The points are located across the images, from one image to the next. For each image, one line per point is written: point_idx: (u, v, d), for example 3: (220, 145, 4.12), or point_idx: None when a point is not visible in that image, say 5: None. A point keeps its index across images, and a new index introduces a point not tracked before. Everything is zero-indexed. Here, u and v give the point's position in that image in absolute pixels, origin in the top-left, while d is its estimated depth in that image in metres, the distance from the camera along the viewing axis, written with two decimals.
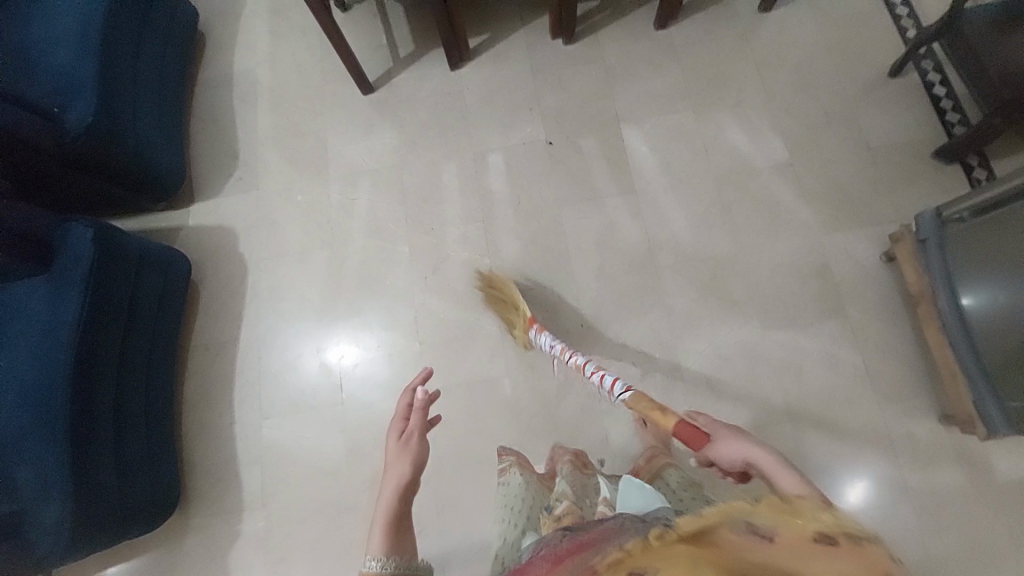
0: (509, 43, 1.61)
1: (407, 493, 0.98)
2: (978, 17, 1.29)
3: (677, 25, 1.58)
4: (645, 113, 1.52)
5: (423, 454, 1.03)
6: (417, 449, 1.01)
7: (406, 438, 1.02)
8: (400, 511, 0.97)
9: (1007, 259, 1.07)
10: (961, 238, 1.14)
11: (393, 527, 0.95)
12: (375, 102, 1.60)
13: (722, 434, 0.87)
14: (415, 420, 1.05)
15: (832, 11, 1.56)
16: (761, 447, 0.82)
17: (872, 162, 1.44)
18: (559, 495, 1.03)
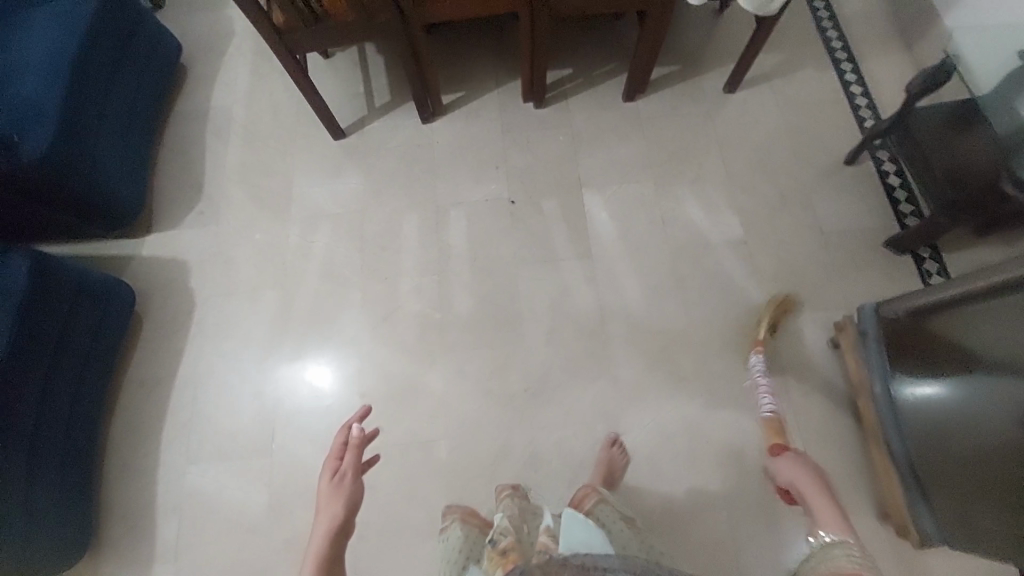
0: (481, 101, 1.65)
1: (339, 535, 0.95)
2: (930, 116, 1.33)
3: (644, 99, 1.64)
4: (608, 181, 1.55)
5: (357, 494, 1.00)
6: (350, 489, 0.99)
7: (340, 478, 1.00)
8: (332, 556, 0.93)
9: (931, 365, 1.06)
10: (894, 336, 1.16)
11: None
12: (346, 148, 1.62)
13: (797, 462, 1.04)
14: (349, 459, 1.02)
15: (793, 98, 1.63)
16: (810, 480, 0.99)
17: (824, 247, 1.46)
18: (501, 529, 1.00)
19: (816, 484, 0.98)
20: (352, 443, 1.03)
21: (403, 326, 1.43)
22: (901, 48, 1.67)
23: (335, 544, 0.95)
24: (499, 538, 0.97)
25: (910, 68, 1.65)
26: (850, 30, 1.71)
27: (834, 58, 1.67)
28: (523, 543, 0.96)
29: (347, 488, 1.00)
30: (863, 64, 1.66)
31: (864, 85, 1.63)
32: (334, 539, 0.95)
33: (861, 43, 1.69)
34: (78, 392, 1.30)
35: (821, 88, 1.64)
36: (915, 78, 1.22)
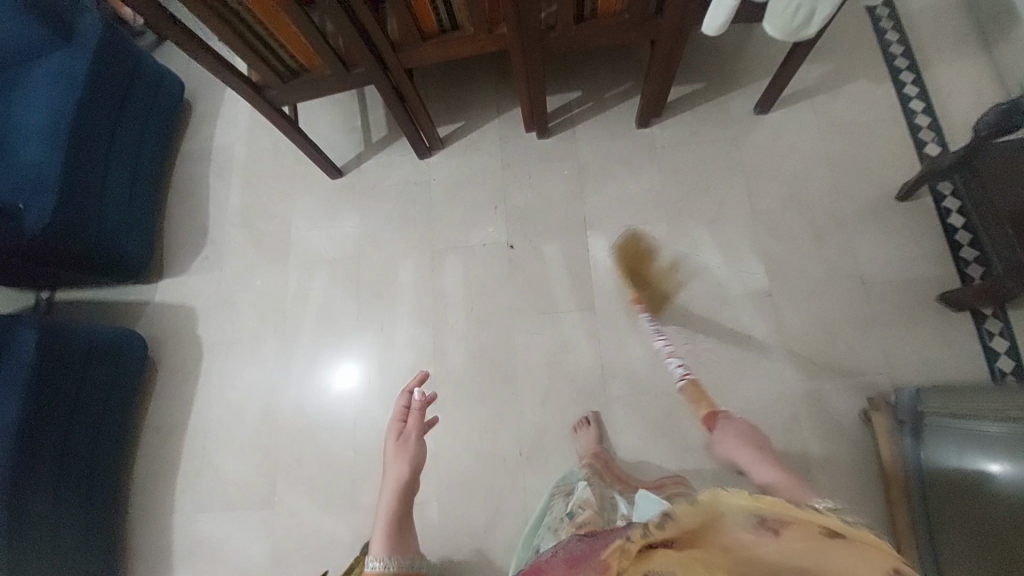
0: (482, 133, 1.54)
1: (406, 492, 1.07)
2: (1001, 154, 1.13)
3: (661, 124, 1.48)
4: (616, 222, 1.42)
5: (420, 456, 1.08)
6: (413, 450, 1.06)
7: (404, 440, 1.07)
8: (399, 508, 1.07)
9: (959, 484, 0.95)
10: (933, 439, 1.03)
11: (395, 528, 1.06)
12: (341, 188, 1.56)
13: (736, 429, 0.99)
14: (412, 423, 1.09)
15: (839, 117, 1.42)
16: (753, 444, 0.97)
17: (864, 300, 1.28)
18: (580, 501, 1.10)
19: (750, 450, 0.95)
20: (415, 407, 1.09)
21: (397, 381, 1.40)
22: (973, 54, 1.43)
23: (403, 499, 1.07)
24: (578, 513, 1.07)
25: (984, 79, 1.41)
26: (914, 32, 1.46)
27: (892, 67, 1.44)
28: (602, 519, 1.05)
29: (412, 447, 1.08)
30: (928, 74, 1.42)
31: (926, 100, 1.41)
32: (401, 496, 1.07)
33: (926, 48, 1.45)
34: (96, 448, 1.34)
35: (874, 104, 1.41)
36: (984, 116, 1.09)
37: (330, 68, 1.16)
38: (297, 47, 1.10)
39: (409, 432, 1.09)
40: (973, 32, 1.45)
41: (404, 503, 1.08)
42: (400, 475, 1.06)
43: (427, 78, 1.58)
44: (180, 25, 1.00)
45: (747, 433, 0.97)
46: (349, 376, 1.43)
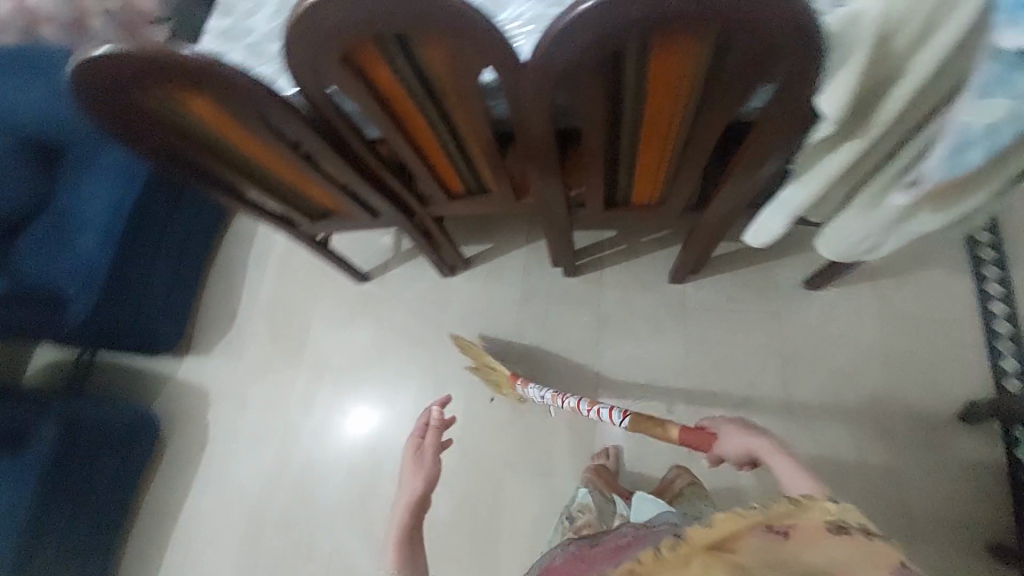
0: (508, 260, 1.51)
1: (419, 507, 0.98)
2: None
3: (696, 282, 1.38)
4: (629, 387, 1.35)
5: (435, 473, 1.01)
6: (429, 466, 1.01)
7: (419, 455, 1.02)
8: (409, 526, 0.97)
9: None
10: None
11: (403, 546, 0.95)
12: (361, 295, 1.57)
13: (726, 427, 0.88)
14: (430, 439, 1.04)
15: (900, 309, 1.27)
16: (757, 437, 0.82)
17: (901, 534, 1.14)
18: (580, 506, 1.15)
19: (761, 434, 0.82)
20: (433, 424, 1.05)
21: (381, 513, 1.38)
22: None
23: (415, 517, 0.97)
24: (576, 516, 1.13)
25: None
26: (1006, 218, 1.28)
27: (974, 257, 1.27)
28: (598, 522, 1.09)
29: (427, 464, 1.02)
30: (1015, 272, 1.25)
31: (1010, 303, 1.24)
32: (412, 509, 0.98)
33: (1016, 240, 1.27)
34: (92, 530, 1.36)
35: (945, 301, 1.26)
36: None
37: (355, 212, 1.15)
38: (322, 196, 1.10)
39: (427, 445, 1.05)
40: None
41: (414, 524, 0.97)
42: (411, 492, 0.99)
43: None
44: (220, 182, 1.01)
45: (742, 424, 0.86)
46: (363, 419, 1.46)
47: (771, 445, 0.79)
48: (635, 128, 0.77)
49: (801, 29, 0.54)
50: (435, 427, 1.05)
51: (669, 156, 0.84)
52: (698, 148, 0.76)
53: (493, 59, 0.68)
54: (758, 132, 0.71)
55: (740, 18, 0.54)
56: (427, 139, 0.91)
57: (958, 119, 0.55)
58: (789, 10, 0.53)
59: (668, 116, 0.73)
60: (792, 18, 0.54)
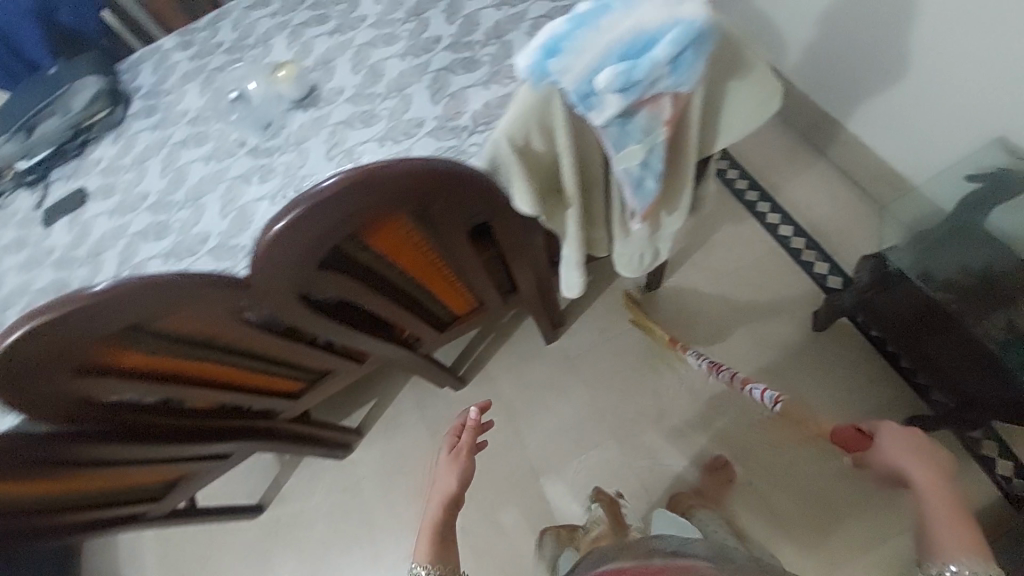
0: (398, 406, 1.47)
1: (453, 505, 0.97)
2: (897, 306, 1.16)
3: (567, 332, 1.45)
4: (564, 461, 1.34)
5: (469, 472, 1.01)
6: (464, 465, 1.01)
7: (454, 452, 1.03)
8: (444, 525, 0.94)
9: None
10: None
11: (437, 540, 0.92)
12: (268, 527, 1.42)
13: (886, 433, 0.88)
14: (467, 436, 1.05)
15: (723, 268, 1.45)
16: (923, 461, 0.81)
17: (836, 454, 1.23)
18: (594, 516, 1.12)
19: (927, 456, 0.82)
20: (469, 424, 1.06)
21: None
22: (811, 162, 1.52)
23: (450, 512, 0.96)
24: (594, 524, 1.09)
25: (831, 180, 1.49)
26: (750, 160, 1.55)
27: (746, 201, 1.51)
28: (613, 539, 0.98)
29: (461, 464, 1.02)
30: (781, 196, 1.50)
31: (793, 221, 1.47)
32: (443, 508, 0.96)
33: (767, 172, 1.54)
34: None
35: (749, 244, 1.46)
36: (860, 273, 1.20)
37: (201, 466, 1.05)
38: (154, 475, 0.98)
39: (461, 447, 1.05)
40: (802, 141, 1.54)
41: (446, 521, 0.94)
42: (448, 488, 0.98)
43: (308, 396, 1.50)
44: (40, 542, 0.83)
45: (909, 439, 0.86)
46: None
47: (935, 489, 0.76)
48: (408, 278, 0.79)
49: (477, 175, 0.61)
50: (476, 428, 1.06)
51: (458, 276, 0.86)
52: (468, 267, 0.82)
53: (232, 303, 0.66)
54: (506, 235, 0.77)
55: (420, 190, 0.58)
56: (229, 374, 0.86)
57: (620, 168, 0.65)
58: (458, 172, 0.59)
59: (426, 258, 0.76)
60: (466, 171, 0.59)
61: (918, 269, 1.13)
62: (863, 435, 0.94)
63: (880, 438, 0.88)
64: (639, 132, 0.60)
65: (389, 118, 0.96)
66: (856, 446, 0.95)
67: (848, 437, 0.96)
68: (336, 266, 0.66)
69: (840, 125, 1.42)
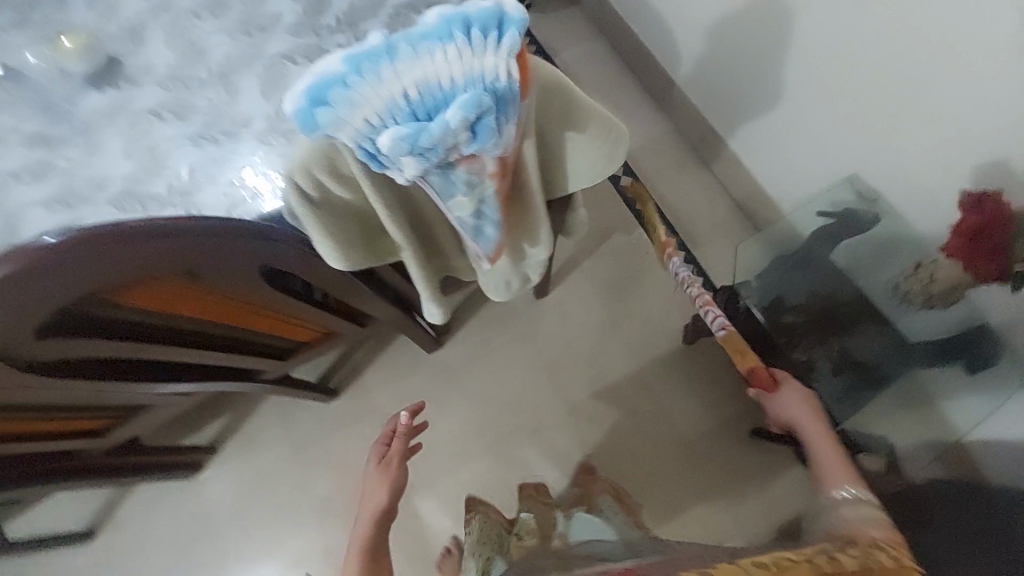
0: (259, 421, 1.34)
1: (385, 519, 0.98)
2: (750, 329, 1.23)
3: (450, 342, 1.39)
4: (437, 478, 1.30)
5: (401, 479, 1.02)
6: (399, 475, 1.01)
7: (386, 462, 1.02)
8: (375, 542, 0.96)
9: None
10: None
11: (369, 560, 0.93)
12: (101, 557, 1.28)
13: (794, 394, 1.07)
14: (397, 443, 1.05)
15: (608, 280, 1.45)
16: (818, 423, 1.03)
17: (693, 465, 1.30)
18: (524, 522, 1.10)
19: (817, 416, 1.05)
20: (400, 431, 1.06)
21: None
22: (699, 175, 1.54)
23: (378, 531, 0.97)
24: (524, 529, 1.08)
25: (715, 194, 1.52)
26: (643, 169, 1.55)
27: (635, 211, 1.51)
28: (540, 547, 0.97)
29: (392, 473, 1.02)
30: (667, 208, 1.51)
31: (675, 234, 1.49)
32: (377, 524, 0.97)
33: (658, 182, 1.54)
34: None
35: (633, 256, 1.47)
36: (720, 299, 1.28)
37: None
38: None
39: (393, 454, 1.05)
40: (694, 152, 1.55)
41: (381, 537, 0.97)
42: (377, 502, 0.99)
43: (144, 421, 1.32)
44: None
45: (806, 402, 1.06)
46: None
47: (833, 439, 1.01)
48: (201, 324, 0.68)
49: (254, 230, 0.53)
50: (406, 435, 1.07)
51: (276, 314, 0.75)
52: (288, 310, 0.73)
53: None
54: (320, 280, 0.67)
55: (146, 259, 0.48)
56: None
57: (454, 216, 0.58)
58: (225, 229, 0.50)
59: (215, 305, 0.65)
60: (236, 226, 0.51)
61: (767, 301, 1.21)
62: (773, 380, 1.09)
63: (788, 394, 1.07)
64: (464, 185, 0.52)
65: (206, 114, 0.78)
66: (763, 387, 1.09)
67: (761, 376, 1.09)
68: (66, 332, 0.54)
69: (724, 142, 1.43)
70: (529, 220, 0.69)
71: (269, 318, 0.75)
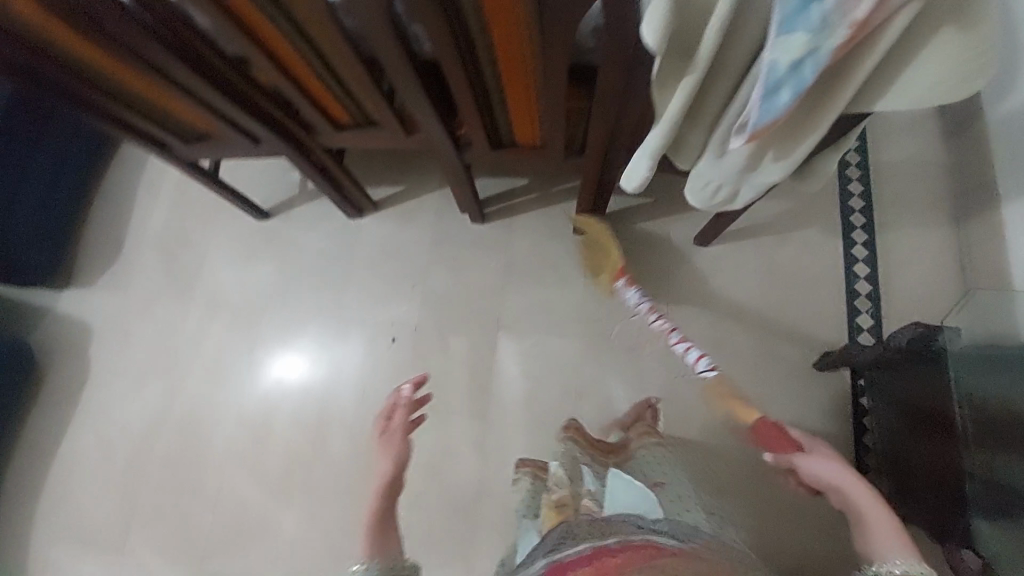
0: (421, 203, 1.48)
1: (390, 494, 0.83)
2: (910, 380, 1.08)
3: (601, 232, 1.43)
4: (528, 330, 1.39)
5: (406, 455, 0.86)
6: (399, 454, 0.84)
7: (389, 438, 0.86)
8: (384, 512, 0.82)
9: None
10: None
11: (375, 538, 0.80)
12: (264, 233, 1.52)
13: (820, 452, 0.83)
14: (398, 422, 0.87)
15: (778, 265, 1.38)
16: (861, 485, 0.78)
17: (752, 466, 1.27)
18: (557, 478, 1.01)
19: (859, 480, 0.79)
20: (403, 405, 0.88)
21: (270, 453, 1.37)
22: (939, 223, 1.36)
23: (384, 507, 0.82)
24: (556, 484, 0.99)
25: (942, 252, 1.34)
26: (882, 186, 1.40)
27: (847, 220, 1.39)
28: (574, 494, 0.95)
29: (395, 450, 0.86)
30: (883, 235, 1.37)
31: (874, 264, 1.35)
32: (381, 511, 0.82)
33: (890, 206, 1.39)
34: None
35: (819, 259, 1.37)
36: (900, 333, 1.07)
37: (230, 135, 1.10)
38: (193, 116, 1.05)
39: (394, 427, 0.88)
40: (947, 200, 1.37)
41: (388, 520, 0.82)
42: (384, 480, 0.83)
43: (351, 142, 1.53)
44: (70, 100, 0.93)
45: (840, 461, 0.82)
46: (291, 367, 1.43)
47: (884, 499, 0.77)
48: (488, 52, 0.78)
49: None
50: (408, 411, 0.88)
51: (535, 91, 0.84)
52: (552, 84, 0.78)
53: None
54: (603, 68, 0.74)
55: None
56: (282, 54, 0.87)
57: (767, 57, 0.58)
58: None
59: (512, 36, 0.73)
60: None
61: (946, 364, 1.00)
62: (784, 432, 0.87)
63: (814, 452, 0.83)
64: (815, 21, 0.53)
65: None
66: (777, 445, 0.87)
67: (770, 433, 0.88)
68: None
69: (996, 206, 1.24)
70: (824, 101, 0.65)
71: (524, 86, 0.84)
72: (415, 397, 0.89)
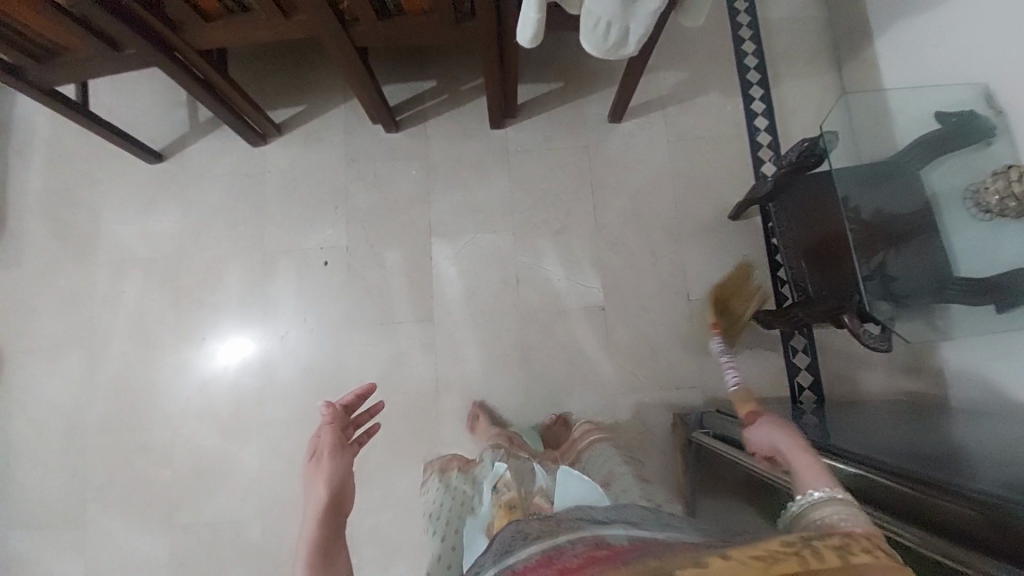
0: (325, 120, 1.41)
1: (336, 508, 0.70)
2: (807, 201, 1.19)
3: (517, 123, 1.42)
4: (461, 231, 1.38)
5: (345, 470, 0.74)
6: (331, 470, 0.74)
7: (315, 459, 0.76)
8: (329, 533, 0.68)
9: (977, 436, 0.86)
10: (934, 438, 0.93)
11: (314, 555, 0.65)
12: (161, 178, 1.40)
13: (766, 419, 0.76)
14: (328, 433, 0.78)
15: (687, 130, 1.43)
16: (791, 434, 0.69)
17: (688, 319, 1.35)
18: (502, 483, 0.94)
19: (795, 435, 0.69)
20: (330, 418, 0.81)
21: (215, 396, 1.32)
22: (825, 71, 1.45)
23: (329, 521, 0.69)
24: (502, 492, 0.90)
25: (829, 97, 1.44)
26: (772, 44, 1.47)
27: (744, 79, 1.45)
28: (524, 498, 0.88)
29: (333, 463, 0.75)
30: (776, 90, 1.45)
31: (771, 117, 1.44)
32: (328, 519, 0.69)
33: (781, 61, 1.46)
34: None
35: (723, 119, 1.43)
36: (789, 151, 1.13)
37: (96, 47, 1.00)
38: (38, 23, 0.94)
39: (323, 449, 0.77)
40: (830, 48, 1.46)
41: (341, 528, 0.69)
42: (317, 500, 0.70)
43: (240, 65, 1.41)
44: None
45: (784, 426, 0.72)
46: (239, 350, 1.34)
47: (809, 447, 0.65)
48: None
49: None
50: (342, 419, 0.82)
51: None
52: None
53: None
54: None
55: None
56: None
57: None
58: None
59: None
60: None
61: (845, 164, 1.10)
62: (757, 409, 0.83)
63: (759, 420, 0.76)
64: None
65: None
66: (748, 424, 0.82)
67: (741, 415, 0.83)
68: None
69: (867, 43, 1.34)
70: None
71: None
72: (365, 414, 0.87)
